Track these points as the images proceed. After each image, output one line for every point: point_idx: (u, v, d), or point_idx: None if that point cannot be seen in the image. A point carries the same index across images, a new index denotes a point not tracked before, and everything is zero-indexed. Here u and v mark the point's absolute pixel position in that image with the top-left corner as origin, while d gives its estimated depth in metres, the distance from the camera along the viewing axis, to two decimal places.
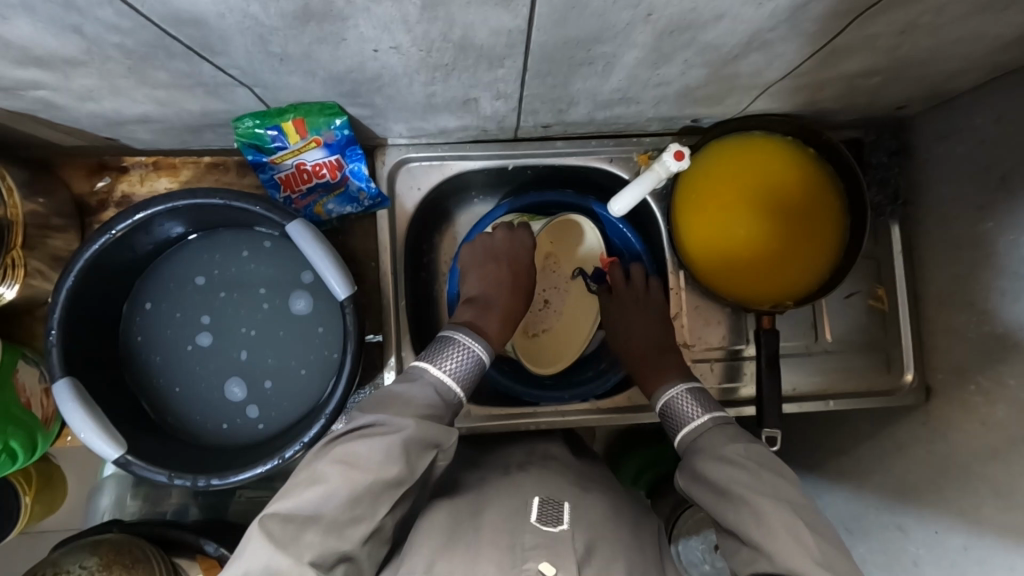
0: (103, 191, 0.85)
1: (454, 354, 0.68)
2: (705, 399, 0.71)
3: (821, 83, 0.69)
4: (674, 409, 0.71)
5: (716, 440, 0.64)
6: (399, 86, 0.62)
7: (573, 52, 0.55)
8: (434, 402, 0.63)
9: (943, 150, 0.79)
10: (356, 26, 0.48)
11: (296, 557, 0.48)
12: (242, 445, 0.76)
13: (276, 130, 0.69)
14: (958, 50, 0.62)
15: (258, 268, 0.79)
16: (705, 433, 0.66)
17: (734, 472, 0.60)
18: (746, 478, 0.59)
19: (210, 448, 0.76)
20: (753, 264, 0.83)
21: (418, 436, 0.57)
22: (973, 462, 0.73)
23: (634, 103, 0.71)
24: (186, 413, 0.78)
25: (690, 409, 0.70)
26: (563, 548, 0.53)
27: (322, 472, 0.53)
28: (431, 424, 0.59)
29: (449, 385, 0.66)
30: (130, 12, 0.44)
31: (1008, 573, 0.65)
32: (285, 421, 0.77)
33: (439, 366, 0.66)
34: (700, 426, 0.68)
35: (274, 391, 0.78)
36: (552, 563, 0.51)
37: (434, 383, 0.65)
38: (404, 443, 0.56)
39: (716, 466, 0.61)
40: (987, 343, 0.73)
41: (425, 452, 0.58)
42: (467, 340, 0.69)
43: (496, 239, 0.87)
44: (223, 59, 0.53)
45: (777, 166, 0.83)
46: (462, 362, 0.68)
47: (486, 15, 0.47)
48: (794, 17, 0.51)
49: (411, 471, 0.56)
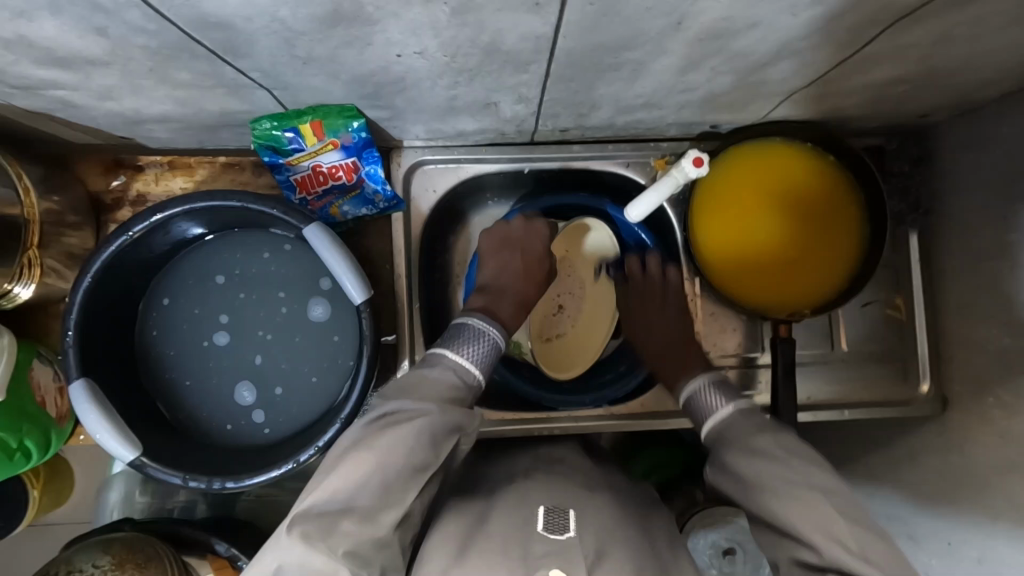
0: (118, 190, 0.84)
1: (471, 341, 0.67)
2: (729, 390, 0.69)
3: (847, 91, 0.69)
4: (697, 403, 0.70)
5: (742, 430, 0.63)
6: (421, 88, 0.61)
7: (601, 58, 0.54)
8: (456, 383, 0.63)
9: (969, 160, 0.78)
10: (383, 31, 0.47)
11: (331, 551, 0.46)
12: (245, 448, 0.76)
13: (294, 132, 0.69)
14: (990, 60, 0.61)
15: (277, 271, 0.79)
16: (731, 423, 0.65)
17: (761, 463, 0.58)
18: (773, 469, 0.57)
19: (214, 448, 0.76)
20: (769, 271, 0.83)
21: (442, 421, 0.57)
22: (991, 475, 0.73)
23: (656, 109, 0.70)
24: (194, 408, 0.77)
25: (714, 402, 0.68)
26: (573, 558, 0.53)
27: (351, 461, 0.52)
28: (453, 409, 0.59)
29: (468, 369, 0.65)
30: (155, 15, 0.44)
31: None
32: (292, 428, 0.77)
33: (460, 353, 0.66)
34: (723, 418, 0.66)
35: (284, 397, 0.77)
36: (562, 571, 0.51)
37: (454, 367, 0.64)
38: (429, 429, 0.56)
39: (744, 457, 0.59)
40: (1008, 355, 0.73)
41: (447, 438, 0.57)
42: (483, 326, 0.70)
43: (516, 227, 0.86)
44: (246, 61, 0.53)
45: (795, 173, 0.82)
46: (482, 349, 0.68)
47: (516, 20, 0.46)
48: (828, 26, 0.50)
49: (436, 456, 0.55)
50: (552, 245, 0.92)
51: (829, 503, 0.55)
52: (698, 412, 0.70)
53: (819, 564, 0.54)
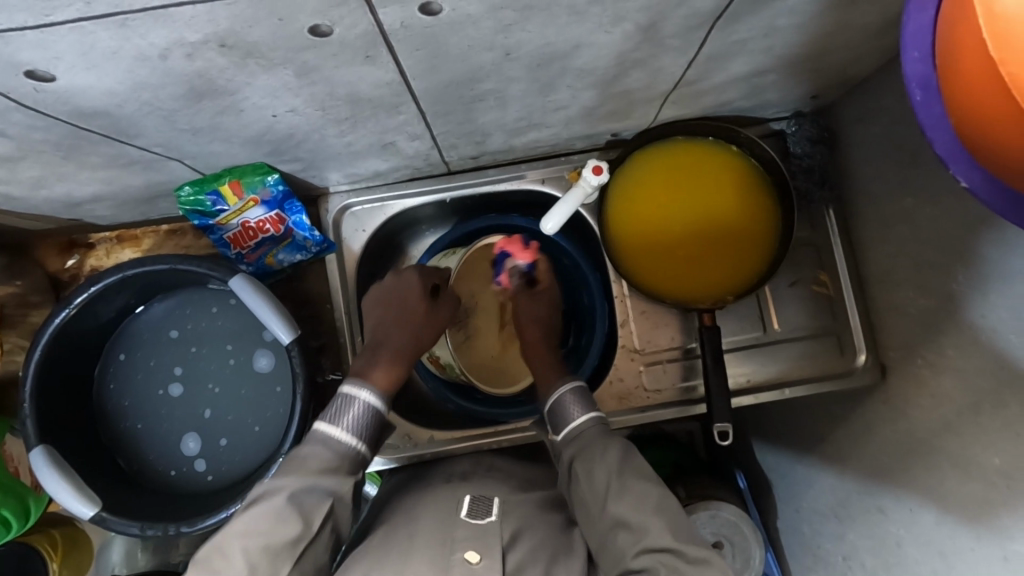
0: (74, 267, 0.91)
1: (349, 411, 0.67)
2: (588, 400, 0.72)
3: (718, 87, 0.72)
4: (561, 408, 0.72)
5: (594, 437, 0.68)
6: (315, 140, 0.67)
7: (459, 92, 0.59)
8: (328, 459, 0.63)
9: (860, 132, 0.79)
10: (246, 97, 0.52)
11: None
12: (187, 495, 0.81)
13: (215, 194, 0.75)
14: (835, 43, 0.63)
15: (224, 325, 0.84)
16: (585, 433, 0.69)
17: (609, 467, 0.65)
18: (620, 472, 0.64)
19: (158, 493, 0.80)
20: (691, 264, 0.84)
21: (307, 489, 0.60)
22: (932, 435, 0.71)
23: (544, 127, 0.74)
24: (144, 455, 0.82)
25: (573, 409, 0.71)
26: (489, 539, 0.58)
27: (219, 551, 0.55)
28: (318, 477, 0.61)
29: (343, 440, 0.65)
30: (38, 114, 0.50)
31: (977, 545, 0.63)
32: (232, 476, 0.81)
33: (337, 425, 0.65)
34: (581, 427, 0.70)
35: (228, 447, 0.82)
36: (478, 551, 0.57)
37: (324, 441, 0.64)
38: (292, 501, 0.58)
39: (593, 466, 0.65)
40: (926, 316, 0.73)
41: (320, 502, 0.60)
42: (356, 390, 0.68)
43: (387, 283, 0.84)
44: (141, 140, 0.59)
45: (700, 166, 0.85)
46: (357, 415, 0.67)
47: (359, 72, 0.51)
48: (650, 37, 0.54)
49: (308, 525, 0.58)
50: (459, 280, 0.94)
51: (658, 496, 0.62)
52: (557, 420, 0.72)
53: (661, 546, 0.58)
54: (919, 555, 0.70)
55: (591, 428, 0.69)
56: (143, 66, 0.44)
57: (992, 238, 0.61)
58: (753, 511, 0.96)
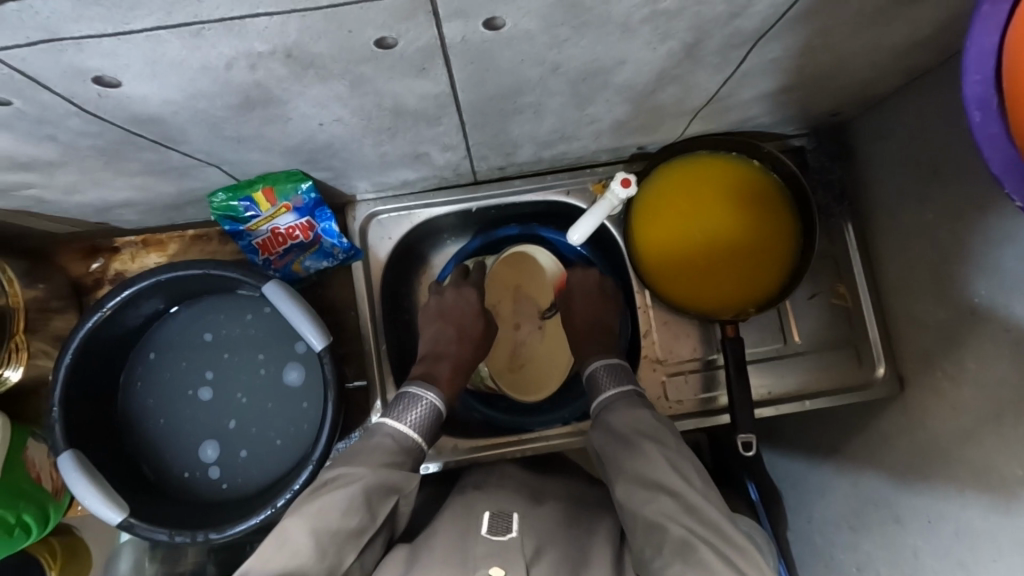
0: (98, 271, 0.91)
1: (413, 408, 0.73)
2: (620, 374, 0.76)
3: (746, 104, 0.74)
4: (594, 378, 0.78)
5: (620, 405, 0.72)
6: (350, 149, 0.67)
7: (501, 105, 0.60)
8: (394, 449, 0.68)
9: (880, 148, 0.81)
10: (295, 106, 0.53)
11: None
12: (198, 500, 0.80)
13: (248, 201, 0.76)
14: (865, 61, 0.65)
15: (257, 333, 0.84)
16: (612, 401, 0.73)
17: (636, 429, 0.68)
18: (646, 433, 0.67)
19: (169, 496, 0.80)
20: (711, 276, 0.85)
21: (377, 481, 0.62)
22: (952, 446, 0.72)
23: (575, 139, 0.76)
24: (161, 456, 0.82)
25: (606, 380, 0.76)
26: (500, 559, 0.59)
27: (291, 529, 0.57)
28: (387, 470, 0.64)
29: (407, 434, 0.70)
30: (94, 120, 0.50)
31: (999, 559, 0.63)
32: (247, 488, 0.81)
33: (401, 420, 0.71)
34: (609, 398, 0.74)
35: (246, 459, 0.82)
36: (501, 567, 0.58)
37: (390, 434, 0.69)
38: (364, 492, 0.61)
39: (622, 425, 0.69)
40: (948, 329, 0.74)
41: (385, 497, 0.63)
42: (421, 391, 0.75)
43: (448, 297, 0.90)
44: (187, 146, 0.59)
45: (722, 180, 0.86)
46: (421, 412, 0.73)
47: (410, 85, 0.52)
48: (692, 54, 0.55)
49: (371, 517, 0.61)
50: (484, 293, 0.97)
51: (687, 461, 0.64)
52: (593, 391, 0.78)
53: (686, 508, 0.60)
54: (940, 569, 0.70)
55: (617, 401, 0.73)
56: (205, 75, 0.45)
57: (1019, 254, 0.61)
58: (764, 522, 0.97)
